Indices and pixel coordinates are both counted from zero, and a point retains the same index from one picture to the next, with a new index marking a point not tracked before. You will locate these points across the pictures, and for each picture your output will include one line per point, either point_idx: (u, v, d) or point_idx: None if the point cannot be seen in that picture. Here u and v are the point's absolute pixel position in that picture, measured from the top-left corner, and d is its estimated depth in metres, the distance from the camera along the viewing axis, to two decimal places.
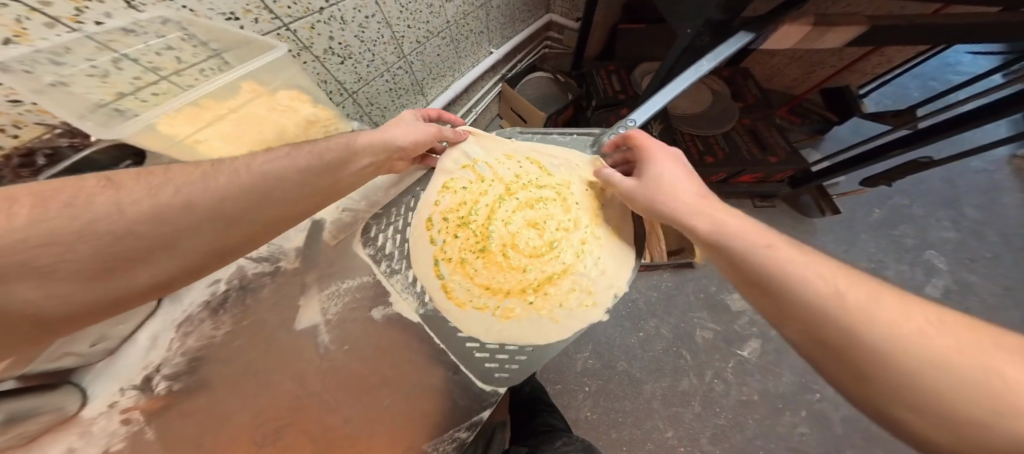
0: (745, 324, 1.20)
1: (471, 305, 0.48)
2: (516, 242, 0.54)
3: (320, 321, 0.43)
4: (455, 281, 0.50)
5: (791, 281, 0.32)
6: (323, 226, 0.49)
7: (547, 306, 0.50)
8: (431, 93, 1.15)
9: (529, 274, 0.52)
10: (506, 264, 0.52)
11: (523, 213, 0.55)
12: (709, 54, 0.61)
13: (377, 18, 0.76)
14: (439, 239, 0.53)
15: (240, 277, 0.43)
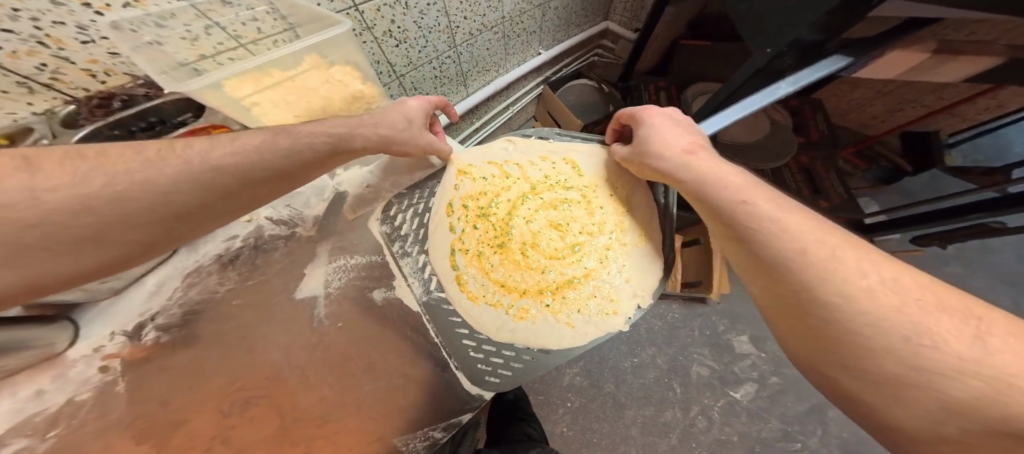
0: (746, 367, 1.13)
1: (483, 305, 0.43)
2: (530, 235, 0.45)
3: (320, 291, 0.44)
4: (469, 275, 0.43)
5: (746, 230, 0.34)
6: (345, 199, 0.49)
7: (536, 316, 0.44)
8: (473, 87, 1.14)
9: (548, 275, 0.46)
10: (518, 261, 0.45)
11: (546, 212, 0.46)
12: (788, 78, 0.57)
13: (438, 7, 0.77)
14: (456, 227, 0.45)
15: (255, 237, 0.45)
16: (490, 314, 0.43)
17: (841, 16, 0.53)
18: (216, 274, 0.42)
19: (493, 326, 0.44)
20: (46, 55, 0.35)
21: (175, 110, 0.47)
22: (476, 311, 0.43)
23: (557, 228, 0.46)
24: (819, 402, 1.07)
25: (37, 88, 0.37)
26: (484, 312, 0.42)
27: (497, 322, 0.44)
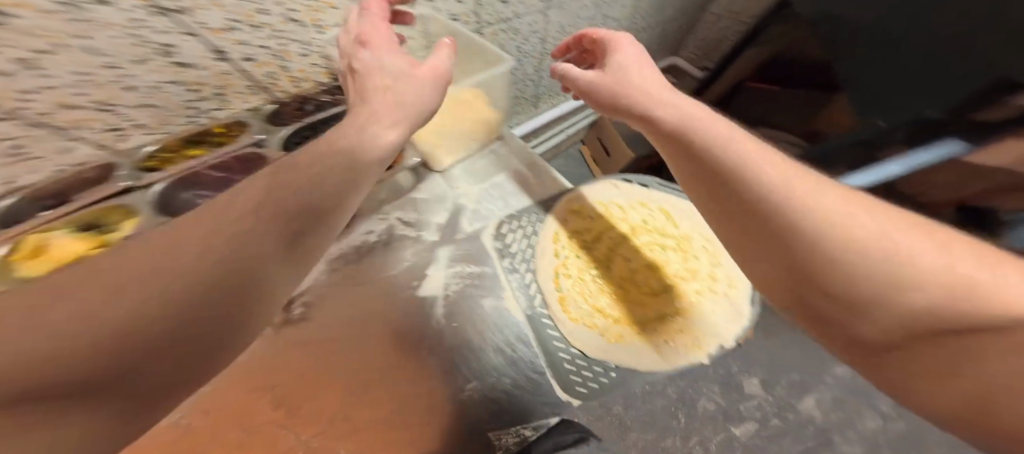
0: None
1: (582, 322, 0.49)
2: (629, 269, 0.52)
3: (439, 294, 0.52)
4: (574, 298, 0.50)
5: (721, 142, 0.31)
6: (461, 213, 0.58)
7: (629, 339, 0.48)
8: (541, 108, 1.24)
9: (646, 306, 0.49)
10: (616, 287, 0.51)
11: (644, 253, 0.52)
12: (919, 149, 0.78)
13: (539, 36, 0.87)
14: (563, 254, 0.52)
15: (388, 234, 0.56)
16: (585, 333, 0.49)
17: (972, 103, 0.65)
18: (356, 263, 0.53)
19: (590, 347, 0.48)
20: (276, 65, 0.50)
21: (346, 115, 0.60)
22: (572, 329, 0.49)
23: (655, 266, 0.51)
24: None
25: (259, 89, 0.52)
26: (581, 330, 0.48)
27: (593, 343, 0.48)
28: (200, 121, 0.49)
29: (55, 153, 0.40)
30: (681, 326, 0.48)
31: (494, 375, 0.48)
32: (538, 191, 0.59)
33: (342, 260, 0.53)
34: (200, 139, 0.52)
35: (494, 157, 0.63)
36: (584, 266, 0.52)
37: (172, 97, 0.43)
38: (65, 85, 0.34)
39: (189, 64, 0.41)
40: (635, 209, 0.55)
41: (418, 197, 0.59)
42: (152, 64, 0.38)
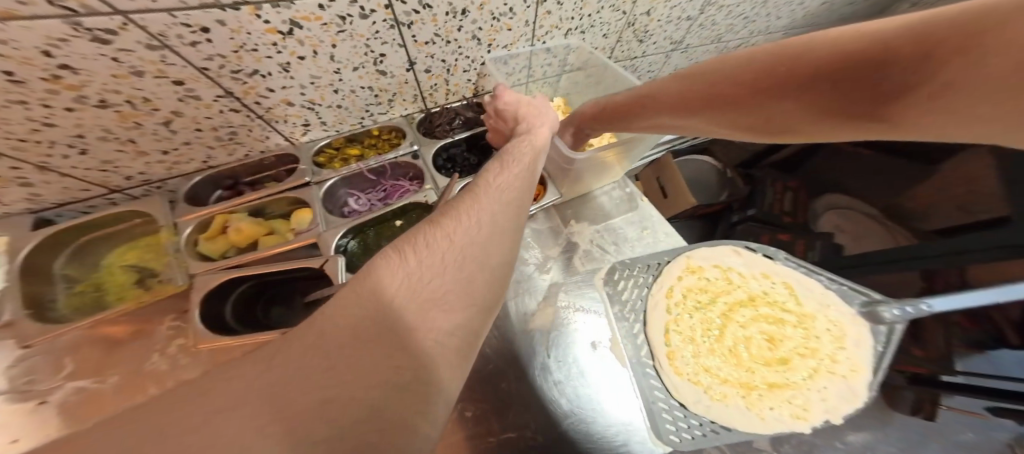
0: None
1: (688, 379, 0.51)
2: (741, 338, 0.53)
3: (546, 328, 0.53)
4: (682, 355, 0.52)
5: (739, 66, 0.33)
6: (575, 250, 0.60)
7: (733, 403, 0.50)
8: None
9: (755, 376, 0.51)
10: (723, 350, 0.53)
11: (760, 324, 0.54)
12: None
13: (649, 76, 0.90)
14: (675, 311, 0.55)
15: None
16: (692, 391, 0.50)
17: None
18: None
19: (697, 406, 0.50)
20: (443, 78, 0.58)
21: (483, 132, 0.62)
22: (678, 384, 0.50)
23: (770, 339, 0.53)
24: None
25: (417, 98, 0.60)
26: (689, 388, 0.50)
27: (700, 403, 0.50)
28: (364, 124, 0.58)
29: (254, 139, 0.50)
30: (789, 404, 0.50)
31: (597, 415, 0.49)
32: (648, 240, 0.62)
33: None
34: (357, 141, 0.58)
35: (610, 200, 0.65)
36: (693, 323, 0.54)
37: (357, 97, 0.52)
38: (296, 86, 0.45)
39: (384, 72, 0.51)
40: (754, 278, 0.56)
41: (537, 228, 0.60)
42: (361, 69, 0.48)
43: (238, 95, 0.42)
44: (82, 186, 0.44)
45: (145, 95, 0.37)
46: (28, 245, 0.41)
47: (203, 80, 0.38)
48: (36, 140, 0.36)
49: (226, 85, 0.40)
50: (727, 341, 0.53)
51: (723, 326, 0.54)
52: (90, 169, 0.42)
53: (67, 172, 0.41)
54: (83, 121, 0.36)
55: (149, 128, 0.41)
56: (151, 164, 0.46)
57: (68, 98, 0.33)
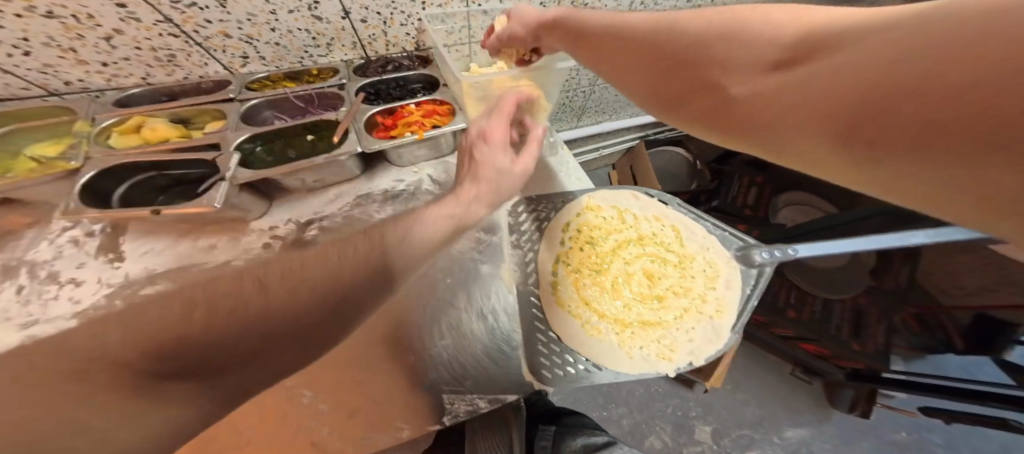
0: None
1: (567, 309, 0.54)
2: (623, 274, 0.57)
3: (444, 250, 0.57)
4: (566, 289, 0.56)
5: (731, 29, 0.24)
6: (487, 185, 0.64)
7: (605, 334, 0.53)
8: (584, 120, 1.31)
9: (629, 310, 0.55)
10: (605, 284, 0.57)
11: (642, 262, 0.58)
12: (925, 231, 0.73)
13: None
14: (566, 244, 0.58)
15: (416, 186, 0.61)
16: (569, 321, 0.54)
17: None
18: (379, 202, 0.57)
19: (571, 336, 0.53)
20: (380, 30, 0.58)
21: (416, 79, 0.63)
22: (557, 313, 0.54)
23: (647, 275, 0.57)
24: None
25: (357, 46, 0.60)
26: (564, 316, 0.54)
27: (575, 333, 0.53)
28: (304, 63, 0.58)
29: (193, 64, 0.52)
30: (655, 338, 0.53)
31: (481, 339, 0.53)
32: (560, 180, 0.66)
33: (368, 198, 0.57)
34: (298, 79, 0.59)
35: None
36: (581, 257, 0.58)
37: (293, 37, 0.53)
38: (232, 21, 0.47)
39: (320, 18, 0.52)
40: (644, 220, 0.60)
41: (452, 161, 0.65)
42: (295, 13, 0.49)
43: (177, 22, 0.45)
44: (19, 85, 0.46)
45: (88, 12, 0.40)
46: None
47: (144, 6, 0.42)
48: None
49: (165, 12, 0.43)
50: (611, 278, 0.57)
51: (609, 263, 0.58)
52: (29, 69, 0.44)
53: (7, 70, 0.43)
54: (29, 27, 0.40)
55: (91, 41, 0.44)
56: (91, 73, 0.48)
57: (17, 5, 0.37)
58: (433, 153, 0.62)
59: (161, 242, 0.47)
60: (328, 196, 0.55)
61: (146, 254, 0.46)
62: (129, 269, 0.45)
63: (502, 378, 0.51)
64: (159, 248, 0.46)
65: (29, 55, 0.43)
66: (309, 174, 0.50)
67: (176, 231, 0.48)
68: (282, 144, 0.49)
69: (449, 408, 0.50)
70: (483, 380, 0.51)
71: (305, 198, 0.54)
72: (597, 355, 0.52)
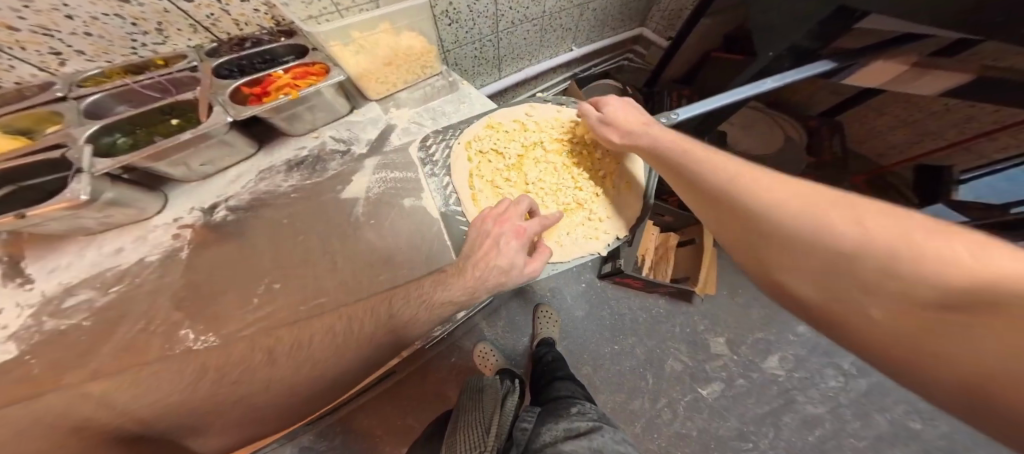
0: (716, 367, 1.15)
1: None
2: (537, 175, 0.60)
3: (361, 195, 0.58)
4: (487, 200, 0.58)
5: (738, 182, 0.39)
6: (394, 131, 0.65)
7: None
8: (505, 71, 1.35)
9: (546, 203, 0.58)
10: (521, 187, 0.60)
11: (552, 158, 0.61)
12: (777, 74, 0.61)
13: None
14: (475, 159, 0.61)
15: (320, 149, 0.62)
16: None
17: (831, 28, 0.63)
18: (284, 173, 0.59)
19: None
20: (217, 8, 0.54)
21: (285, 52, 0.61)
22: None
23: (559, 170, 0.60)
24: (777, 407, 1.07)
25: (199, 29, 0.56)
26: None
27: None
28: (140, 53, 0.54)
29: None
30: (574, 222, 0.57)
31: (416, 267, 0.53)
32: (465, 111, 0.70)
33: (274, 173, 0.58)
34: (140, 72, 0.55)
35: (431, 89, 0.72)
36: (495, 170, 0.60)
37: (103, 23, 0.47)
38: (7, 10, 0.40)
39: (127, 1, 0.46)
40: (550, 123, 0.64)
41: (353, 120, 0.66)
42: None
43: None
44: None
45: None
46: None
47: None
48: None
49: None
50: (525, 182, 0.60)
51: (521, 168, 0.61)
52: None
53: None
54: None
55: None
56: None
57: None
58: (328, 116, 0.63)
59: (66, 256, 0.49)
60: (228, 177, 0.57)
61: (55, 270, 0.48)
62: (43, 287, 0.47)
63: None
64: (65, 262, 0.48)
65: None
66: (194, 158, 0.51)
67: (78, 244, 0.50)
68: (150, 130, 0.51)
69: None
70: None
71: (207, 184, 0.56)
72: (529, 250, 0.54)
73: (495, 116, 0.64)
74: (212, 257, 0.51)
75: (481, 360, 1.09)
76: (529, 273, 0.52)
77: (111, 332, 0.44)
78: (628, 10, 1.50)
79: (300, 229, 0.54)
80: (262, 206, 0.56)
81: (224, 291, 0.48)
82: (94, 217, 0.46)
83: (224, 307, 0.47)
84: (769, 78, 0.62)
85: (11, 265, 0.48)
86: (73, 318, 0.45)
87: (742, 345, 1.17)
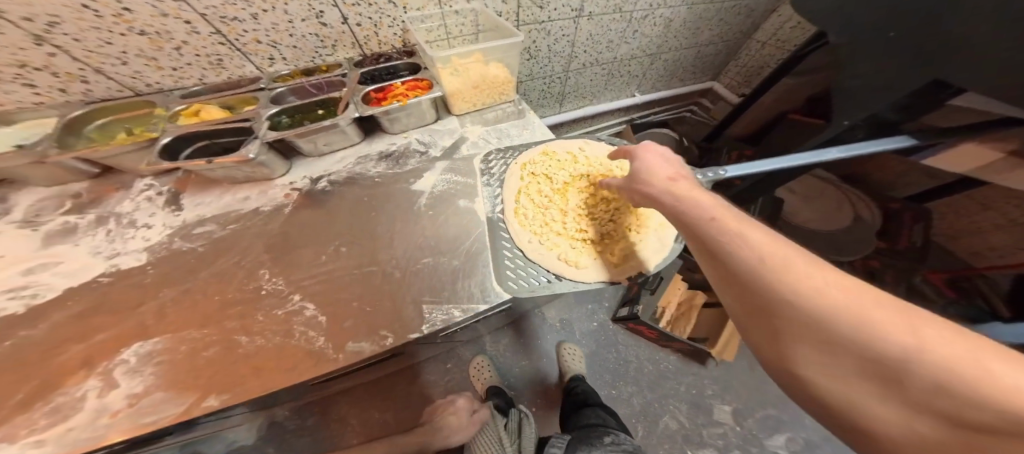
0: (715, 434, 1.06)
1: (528, 226, 0.61)
2: (577, 201, 0.64)
3: (427, 190, 0.69)
4: (527, 212, 0.63)
5: (758, 272, 0.33)
6: (464, 142, 0.77)
7: (562, 247, 0.59)
8: (567, 107, 1.46)
9: (581, 227, 0.60)
10: (561, 209, 0.64)
11: (594, 189, 0.65)
12: (843, 146, 0.60)
13: (569, 38, 1.10)
14: (525, 177, 0.68)
15: (406, 146, 0.76)
16: (529, 237, 0.60)
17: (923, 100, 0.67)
18: (375, 161, 0.73)
19: (531, 248, 0.59)
20: (372, 30, 0.81)
21: (405, 68, 0.81)
22: (519, 231, 0.61)
23: (599, 200, 0.63)
24: None
25: (356, 46, 0.84)
26: (525, 231, 0.60)
27: (535, 247, 0.59)
28: (316, 61, 0.83)
29: (234, 67, 0.76)
30: (606, 251, 0.57)
31: (447, 255, 0.59)
32: (527, 136, 0.79)
33: (370, 162, 0.73)
34: (309, 73, 0.83)
35: (502, 112, 0.83)
36: (541, 189, 0.66)
37: (306, 38, 0.77)
38: (263, 30, 0.71)
39: (326, 24, 0.75)
40: (599, 159, 0.70)
41: (436, 128, 0.79)
42: (306, 20, 0.72)
43: (224, 33, 0.68)
44: (119, 89, 0.70)
45: (167, 30, 0.63)
46: (74, 112, 0.66)
47: (203, 22, 0.64)
48: (98, 52, 0.62)
49: (216, 25, 0.66)
50: (565, 206, 0.64)
51: (563, 192, 0.66)
52: (127, 76, 0.68)
53: (114, 76, 0.67)
54: (129, 43, 0.63)
55: (167, 51, 0.67)
56: (164, 77, 0.72)
57: (124, 27, 0.60)
58: (419, 121, 0.77)
59: (209, 196, 0.66)
60: (337, 157, 0.73)
61: (198, 204, 0.65)
62: (185, 216, 0.63)
63: (465, 290, 0.55)
64: (208, 200, 0.65)
65: (127, 65, 0.66)
66: (322, 139, 0.68)
67: (220, 188, 0.67)
68: (302, 115, 0.73)
69: (428, 316, 0.52)
70: (450, 299, 0.54)
71: (321, 160, 0.73)
72: (557, 266, 0.57)
73: (552, 145, 0.72)
74: (301, 216, 0.64)
75: (477, 372, 1.15)
76: (550, 288, 0.54)
77: (215, 258, 0.58)
78: (698, 66, 1.56)
79: (376, 205, 0.67)
80: (352, 183, 0.70)
81: (303, 246, 0.60)
82: (245, 170, 0.64)
83: (305, 256, 0.59)
84: (836, 148, 0.60)
85: (173, 196, 0.66)
86: (196, 242, 0.60)
87: (748, 419, 1.07)
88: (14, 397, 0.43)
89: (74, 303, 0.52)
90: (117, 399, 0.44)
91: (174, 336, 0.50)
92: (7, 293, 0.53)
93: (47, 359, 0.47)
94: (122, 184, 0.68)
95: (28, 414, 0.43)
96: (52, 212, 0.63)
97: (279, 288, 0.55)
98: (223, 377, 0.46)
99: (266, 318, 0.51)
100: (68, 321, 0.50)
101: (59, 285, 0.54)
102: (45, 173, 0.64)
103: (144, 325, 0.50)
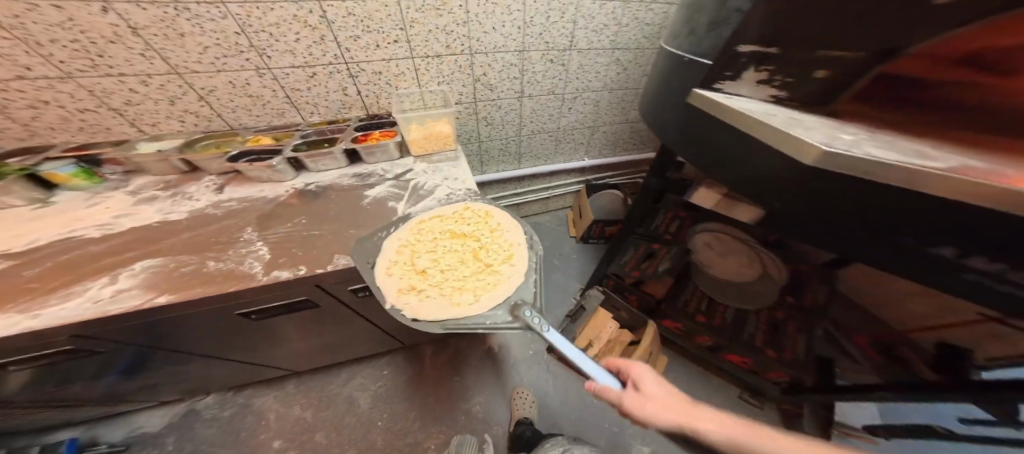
0: None
1: (399, 254, 0.83)
2: (443, 251, 0.87)
3: (373, 196, 1.03)
4: (403, 247, 0.85)
5: None
6: (412, 171, 1.14)
7: (406, 275, 0.78)
8: (525, 164, 1.86)
9: (430, 268, 0.81)
10: (429, 251, 0.86)
11: (461, 245, 0.89)
12: None
13: (517, 112, 1.53)
14: (420, 226, 0.93)
15: (372, 170, 1.14)
16: (392, 262, 0.81)
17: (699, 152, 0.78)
18: (350, 178, 1.11)
19: (387, 268, 0.79)
20: (375, 99, 1.30)
21: (389, 125, 1.24)
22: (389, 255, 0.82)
23: (458, 254, 0.86)
24: None
25: (363, 109, 1.33)
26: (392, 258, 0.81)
27: (390, 268, 0.79)
28: (339, 116, 1.33)
29: (290, 118, 1.28)
30: (433, 292, 0.76)
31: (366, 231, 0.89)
32: (452, 171, 1.14)
33: (347, 178, 1.11)
34: (332, 123, 1.32)
35: (444, 156, 1.21)
36: (425, 236, 0.90)
37: (334, 102, 1.27)
38: (311, 97, 1.22)
39: (348, 94, 1.25)
40: (480, 226, 0.94)
41: (398, 161, 1.18)
42: (336, 92, 1.23)
43: (289, 98, 1.20)
44: (223, 126, 1.23)
45: (259, 94, 1.16)
46: (193, 136, 1.17)
47: (279, 90, 1.17)
48: (223, 105, 1.16)
49: (286, 92, 1.18)
50: (432, 252, 0.86)
51: (438, 243, 0.89)
52: (233, 120, 1.21)
53: (225, 119, 1.20)
54: (238, 101, 1.16)
55: (257, 106, 1.20)
56: (250, 121, 1.24)
57: (238, 91, 1.13)
58: (387, 156, 1.16)
59: (241, 187, 1.05)
60: (328, 174, 1.12)
61: (232, 191, 1.03)
62: (221, 196, 1.01)
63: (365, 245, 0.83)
64: (239, 189, 1.04)
65: (234, 113, 1.19)
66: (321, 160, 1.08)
67: (250, 184, 1.06)
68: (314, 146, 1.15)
69: (335, 261, 0.81)
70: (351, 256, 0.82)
71: (318, 174, 1.12)
72: (394, 284, 0.75)
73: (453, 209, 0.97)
74: (292, 202, 1.00)
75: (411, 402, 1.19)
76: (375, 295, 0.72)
77: (223, 220, 0.91)
78: (638, 140, 1.94)
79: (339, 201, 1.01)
80: (329, 188, 1.06)
81: (281, 217, 0.93)
82: (268, 173, 1.04)
83: (279, 224, 0.91)
84: None
85: (220, 186, 1.06)
86: (220, 210, 0.95)
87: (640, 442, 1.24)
88: (53, 283, 0.72)
89: (131, 234, 0.86)
90: (106, 292, 0.71)
91: (172, 257, 0.79)
92: (98, 226, 0.88)
93: (87, 265, 0.77)
94: (195, 178, 1.10)
95: (83, 283, 0.72)
96: (150, 188, 1.04)
97: (252, 237, 0.86)
98: (184, 284, 0.73)
99: (233, 253, 0.81)
100: (120, 243, 0.83)
101: (129, 223, 0.89)
102: (157, 167, 1.08)
103: (169, 248, 0.82)
